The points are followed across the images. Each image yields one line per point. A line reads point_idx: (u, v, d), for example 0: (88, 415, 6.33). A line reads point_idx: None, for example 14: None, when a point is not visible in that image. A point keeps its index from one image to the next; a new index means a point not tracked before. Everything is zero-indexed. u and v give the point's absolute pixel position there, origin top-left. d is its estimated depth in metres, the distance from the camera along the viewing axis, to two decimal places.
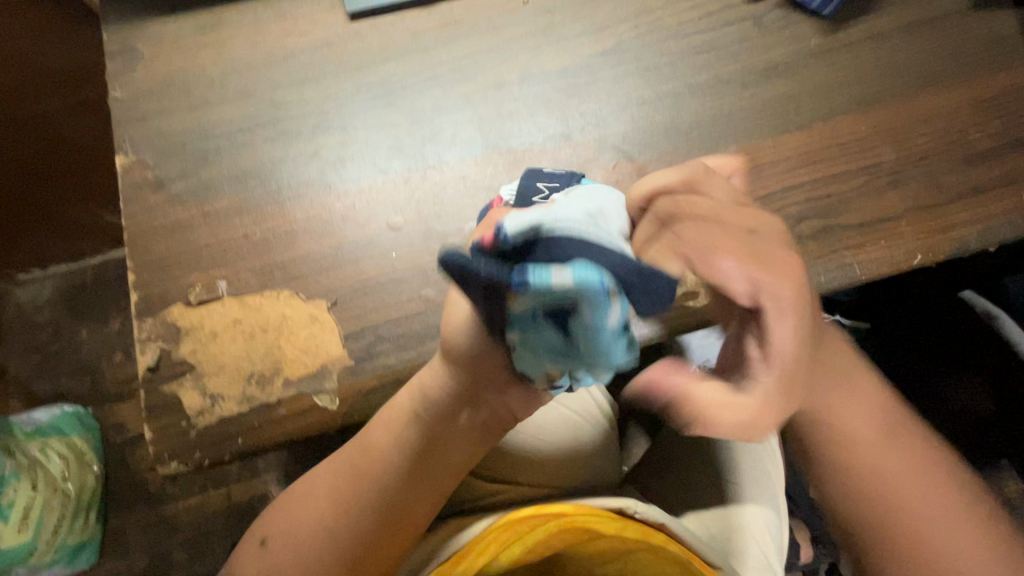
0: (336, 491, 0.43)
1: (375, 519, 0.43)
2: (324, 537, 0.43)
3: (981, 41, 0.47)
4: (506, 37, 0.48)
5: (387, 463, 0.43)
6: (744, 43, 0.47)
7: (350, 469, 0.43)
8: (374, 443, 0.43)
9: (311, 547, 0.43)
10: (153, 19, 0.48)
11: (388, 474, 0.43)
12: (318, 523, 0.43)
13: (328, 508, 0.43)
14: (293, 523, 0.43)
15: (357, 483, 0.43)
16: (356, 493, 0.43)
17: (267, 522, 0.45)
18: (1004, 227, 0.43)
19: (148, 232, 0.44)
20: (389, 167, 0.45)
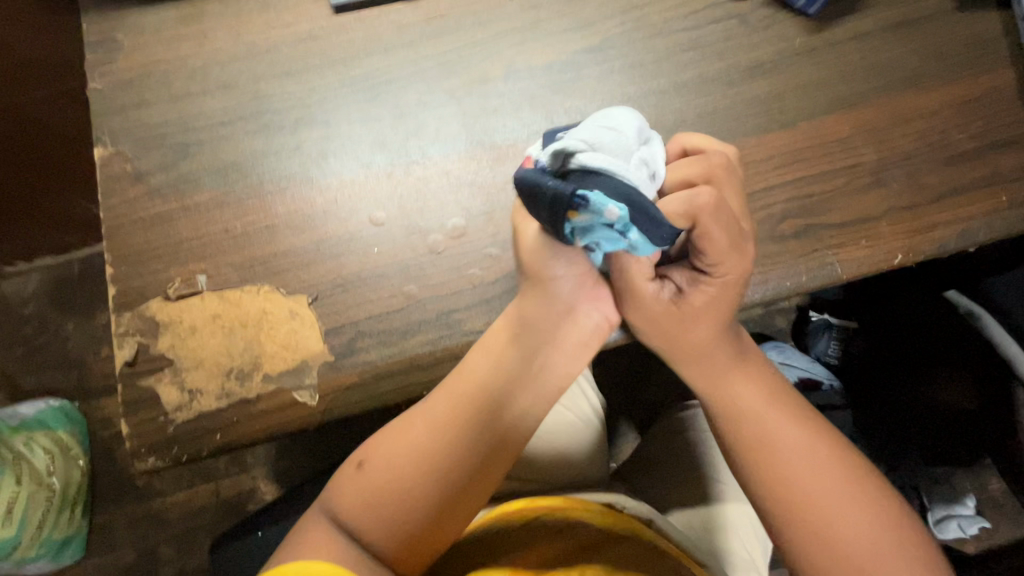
0: (432, 423, 0.40)
1: (472, 450, 0.39)
2: (418, 473, 0.38)
3: (965, 42, 0.47)
4: (491, 32, 0.48)
5: (486, 390, 0.40)
6: (730, 42, 0.47)
7: (449, 398, 0.40)
8: (476, 367, 0.40)
9: (402, 484, 0.38)
10: (133, 9, 0.47)
11: (489, 402, 0.40)
12: (414, 458, 0.39)
13: (422, 442, 0.39)
14: (384, 459, 0.39)
15: (456, 413, 0.40)
16: (453, 423, 0.40)
17: (352, 461, 0.40)
18: (984, 227, 0.43)
19: (127, 226, 0.43)
20: (372, 162, 0.45)
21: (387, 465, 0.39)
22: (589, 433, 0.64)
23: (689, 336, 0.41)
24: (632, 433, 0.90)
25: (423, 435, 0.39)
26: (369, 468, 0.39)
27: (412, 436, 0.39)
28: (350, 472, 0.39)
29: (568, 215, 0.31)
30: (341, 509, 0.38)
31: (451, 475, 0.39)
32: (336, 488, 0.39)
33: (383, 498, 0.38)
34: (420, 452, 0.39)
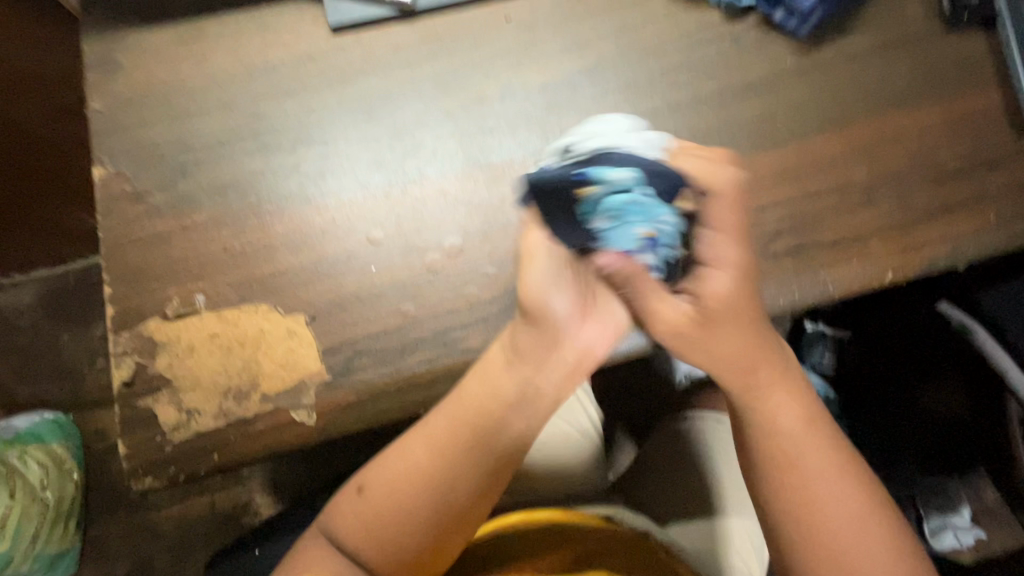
0: (427, 451, 0.40)
1: (466, 477, 0.40)
2: (414, 500, 0.40)
3: (952, 63, 0.48)
4: (488, 53, 0.49)
5: (479, 420, 0.40)
6: (721, 63, 0.48)
7: (441, 426, 0.40)
8: (469, 396, 0.40)
9: (399, 509, 0.39)
10: (134, 29, 0.48)
11: (482, 432, 0.40)
12: (408, 484, 0.40)
13: (416, 469, 0.40)
14: (382, 483, 0.40)
15: (446, 441, 0.40)
16: (445, 452, 0.40)
17: (354, 482, 0.42)
18: (972, 245, 0.44)
19: (126, 245, 0.43)
20: (370, 181, 0.46)
21: (383, 491, 0.40)
22: (586, 445, 0.64)
23: (726, 355, 0.40)
24: (629, 445, 0.90)
25: (417, 462, 0.40)
26: (367, 492, 0.40)
27: (407, 463, 0.40)
28: (352, 495, 0.41)
29: (578, 192, 0.36)
30: (345, 529, 0.40)
31: (445, 502, 0.40)
32: (338, 506, 0.41)
33: (382, 522, 0.40)
34: (414, 479, 0.40)
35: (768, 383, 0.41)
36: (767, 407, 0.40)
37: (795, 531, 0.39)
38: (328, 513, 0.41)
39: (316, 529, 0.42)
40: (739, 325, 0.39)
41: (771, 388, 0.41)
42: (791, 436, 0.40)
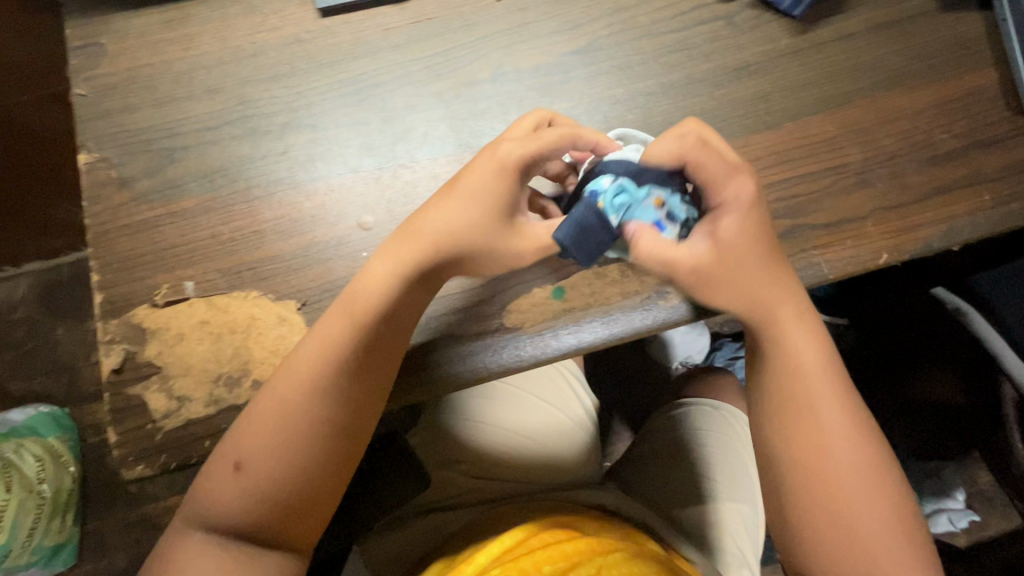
0: (294, 405, 0.37)
1: (348, 408, 0.38)
2: (297, 449, 0.37)
3: (948, 43, 0.47)
4: (478, 35, 0.48)
5: (357, 343, 0.38)
6: (715, 44, 0.47)
7: (312, 358, 0.37)
8: (340, 319, 0.38)
9: (280, 460, 0.37)
10: (118, 13, 0.47)
11: (364, 353, 0.38)
12: (281, 433, 0.37)
13: (288, 414, 0.37)
14: (254, 445, 0.37)
15: (317, 375, 0.37)
16: (321, 387, 0.37)
17: (223, 455, 0.37)
18: (967, 226, 0.44)
19: (112, 232, 0.43)
20: (360, 166, 0.45)
21: (256, 454, 0.37)
22: (579, 434, 0.66)
23: (729, 304, 0.41)
24: (626, 432, 0.91)
25: (286, 406, 0.37)
26: (246, 467, 0.37)
27: (277, 411, 0.37)
28: (228, 471, 0.37)
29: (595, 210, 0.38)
30: (219, 505, 0.37)
31: (334, 434, 0.38)
32: (205, 480, 0.38)
33: (267, 483, 0.37)
34: (290, 426, 0.37)
35: (796, 341, 0.42)
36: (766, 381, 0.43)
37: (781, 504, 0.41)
38: (200, 490, 0.38)
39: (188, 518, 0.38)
40: (762, 261, 0.40)
41: (801, 354, 0.42)
42: (820, 418, 0.41)
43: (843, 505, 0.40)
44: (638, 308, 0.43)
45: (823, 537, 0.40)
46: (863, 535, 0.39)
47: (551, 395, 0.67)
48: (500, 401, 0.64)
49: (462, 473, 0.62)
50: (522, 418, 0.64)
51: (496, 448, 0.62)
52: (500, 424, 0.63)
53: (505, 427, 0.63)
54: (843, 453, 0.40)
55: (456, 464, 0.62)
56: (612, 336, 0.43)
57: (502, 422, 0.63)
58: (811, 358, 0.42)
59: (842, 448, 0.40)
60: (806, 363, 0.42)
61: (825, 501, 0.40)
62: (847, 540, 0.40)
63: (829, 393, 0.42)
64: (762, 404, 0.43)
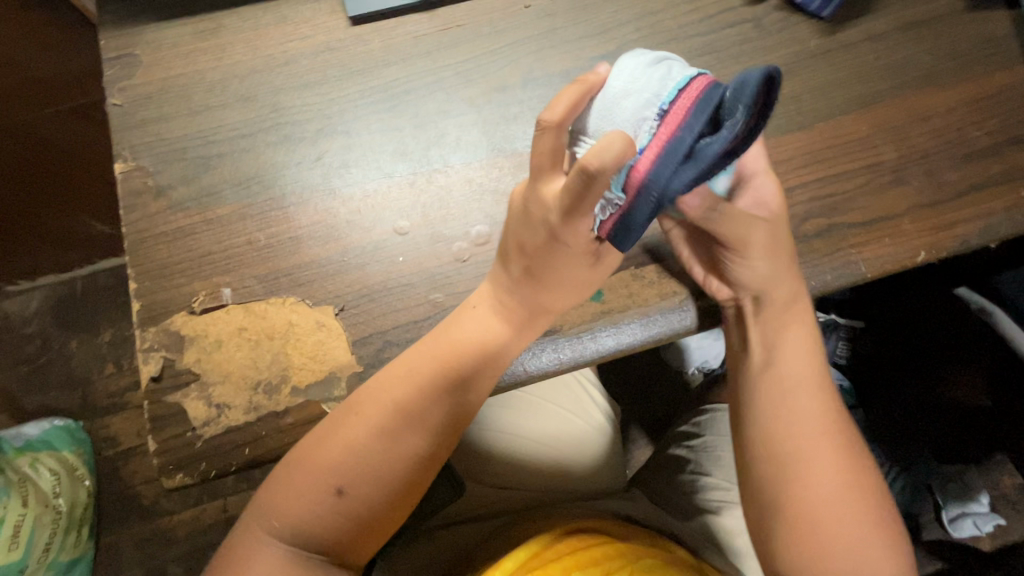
0: (358, 425, 0.38)
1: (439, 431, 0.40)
2: (391, 463, 0.38)
3: (976, 41, 0.47)
4: (508, 41, 0.48)
5: (459, 368, 0.39)
6: (744, 46, 0.48)
7: (413, 383, 0.39)
8: (439, 345, 0.39)
9: (373, 485, 0.38)
10: (150, 24, 0.47)
11: (459, 384, 0.40)
12: (378, 458, 0.38)
13: (381, 440, 0.38)
14: (326, 460, 0.37)
15: (411, 401, 0.39)
16: (417, 413, 0.39)
17: (315, 479, 0.37)
18: (1004, 223, 0.44)
19: (149, 240, 0.43)
20: (394, 171, 0.45)
21: (317, 465, 0.37)
22: (602, 437, 0.66)
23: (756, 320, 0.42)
24: (643, 440, 0.90)
25: (379, 425, 0.38)
26: (306, 476, 0.37)
27: (373, 437, 0.38)
28: (324, 495, 0.37)
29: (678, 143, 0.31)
30: (303, 530, 0.37)
31: (419, 459, 0.40)
32: (289, 507, 0.37)
33: (362, 505, 0.38)
34: (383, 453, 0.38)
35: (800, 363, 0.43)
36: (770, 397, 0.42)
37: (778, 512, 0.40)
38: (279, 513, 0.37)
39: (261, 532, 0.37)
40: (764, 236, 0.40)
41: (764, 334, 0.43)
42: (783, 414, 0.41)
43: (816, 499, 0.39)
44: (677, 309, 0.43)
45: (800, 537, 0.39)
46: (831, 526, 0.39)
47: (573, 402, 0.66)
48: (522, 410, 0.64)
49: (490, 484, 0.61)
50: (542, 424, 0.64)
51: (524, 456, 0.62)
52: (525, 434, 0.63)
53: (528, 434, 0.63)
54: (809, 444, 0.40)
55: (484, 475, 0.61)
56: (648, 339, 0.43)
57: (523, 429, 0.63)
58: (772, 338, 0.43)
59: (807, 442, 0.40)
60: (789, 351, 0.43)
61: (797, 499, 0.39)
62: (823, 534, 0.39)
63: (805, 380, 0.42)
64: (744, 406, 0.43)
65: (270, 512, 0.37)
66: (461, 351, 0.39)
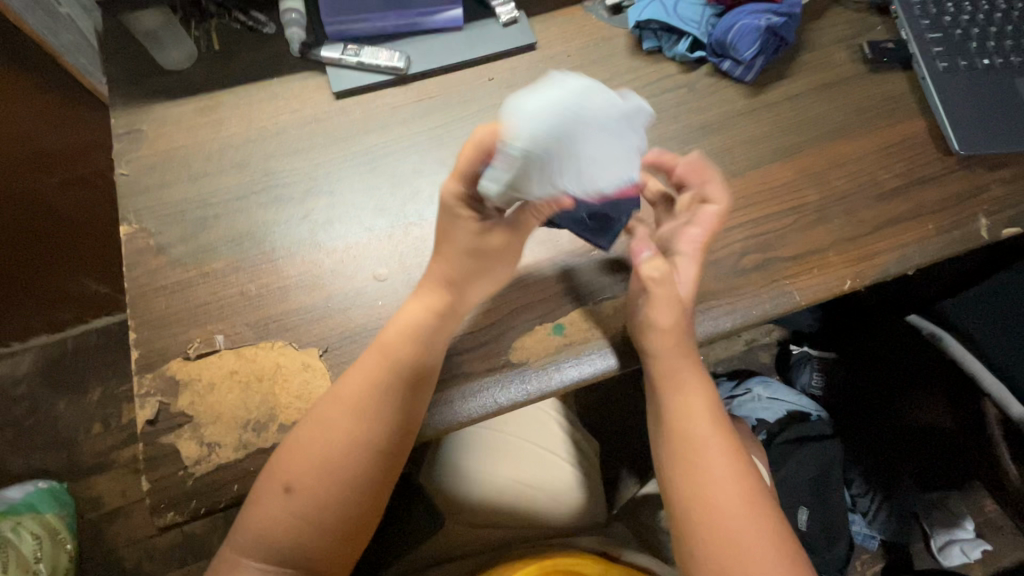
0: (315, 435, 0.41)
1: (388, 443, 0.42)
2: (337, 474, 0.41)
3: (880, 98, 0.55)
4: (475, 109, 0.55)
5: (394, 366, 0.42)
6: (682, 107, 0.55)
7: (357, 385, 0.42)
8: (380, 359, 0.42)
9: (326, 492, 0.41)
10: (156, 103, 0.53)
11: (398, 389, 0.42)
12: (324, 465, 0.41)
13: (326, 444, 0.41)
14: (297, 472, 0.40)
15: (362, 404, 0.42)
16: (366, 418, 0.42)
17: (271, 482, 0.41)
18: (917, 253, 0.49)
19: (149, 294, 0.47)
20: (374, 225, 0.50)
21: (282, 470, 0.41)
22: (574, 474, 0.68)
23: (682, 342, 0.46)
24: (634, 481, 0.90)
25: (329, 435, 0.41)
26: (272, 482, 0.41)
27: (320, 441, 0.41)
28: (277, 497, 0.40)
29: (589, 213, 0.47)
30: (261, 532, 0.41)
31: (366, 464, 0.42)
32: (254, 513, 0.41)
33: (312, 509, 0.41)
34: (328, 458, 0.41)
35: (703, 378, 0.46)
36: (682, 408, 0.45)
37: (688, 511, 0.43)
38: (245, 517, 0.41)
39: (242, 549, 0.41)
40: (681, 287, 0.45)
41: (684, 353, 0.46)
42: (692, 431, 0.45)
43: (717, 498, 0.43)
44: (601, 350, 0.47)
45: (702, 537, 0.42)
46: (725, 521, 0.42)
47: (543, 437, 0.70)
48: (492, 450, 0.67)
49: (464, 524, 0.62)
50: (515, 464, 0.66)
51: (498, 496, 0.64)
52: (497, 474, 0.65)
53: (501, 473, 0.66)
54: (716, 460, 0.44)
55: (458, 516, 0.63)
56: (590, 373, 0.46)
57: (495, 469, 0.65)
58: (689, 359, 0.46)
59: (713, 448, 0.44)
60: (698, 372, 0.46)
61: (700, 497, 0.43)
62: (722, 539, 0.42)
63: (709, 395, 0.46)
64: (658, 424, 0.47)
65: (244, 526, 0.41)
66: (408, 372, 0.42)
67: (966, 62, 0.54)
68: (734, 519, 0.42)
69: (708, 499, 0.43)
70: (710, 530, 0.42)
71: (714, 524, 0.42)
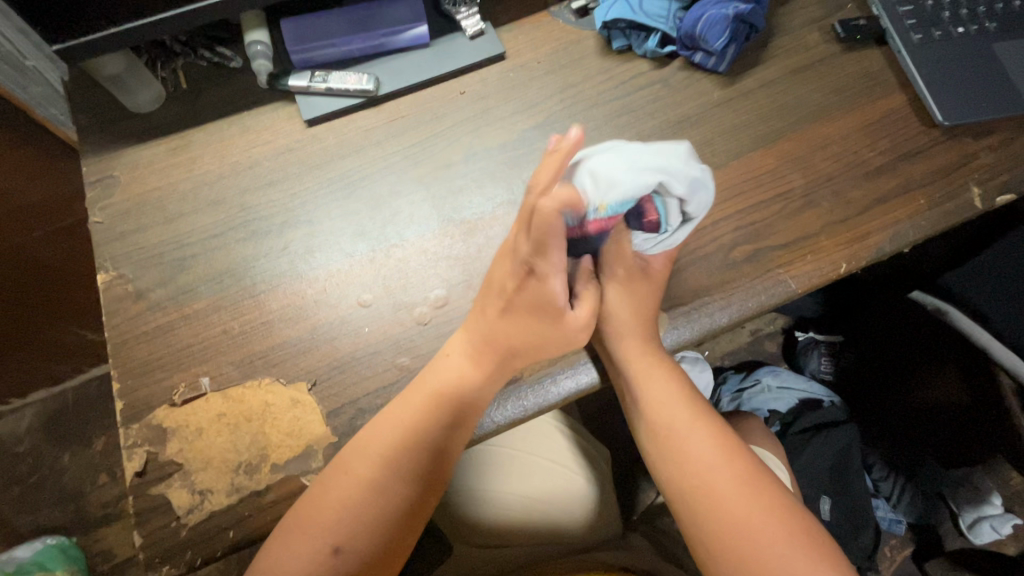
0: (357, 483, 0.41)
1: (427, 480, 0.43)
2: (382, 517, 0.42)
3: (856, 75, 0.54)
4: (448, 124, 0.54)
5: (438, 412, 0.43)
6: (657, 103, 0.54)
7: (393, 427, 0.42)
8: (418, 399, 0.42)
9: (368, 535, 0.41)
10: (127, 147, 0.53)
11: (441, 428, 0.43)
12: (369, 514, 0.41)
13: (381, 494, 0.42)
14: (345, 525, 0.40)
15: (400, 446, 0.42)
16: (406, 459, 0.42)
17: (313, 543, 0.40)
18: (910, 229, 0.48)
19: (131, 341, 0.46)
20: (355, 251, 0.49)
21: (328, 525, 0.40)
22: (589, 486, 0.66)
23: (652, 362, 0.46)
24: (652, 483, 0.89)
25: (372, 481, 0.41)
26: (324, 537, 0.40)
27: (355, 492, 0.41)
28: (324, 556, 0.40)
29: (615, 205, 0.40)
30: None
31: (405, 509, 0.43)
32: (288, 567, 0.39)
33: (360, 560, 0.41)
34: (369, 506, 0.41)
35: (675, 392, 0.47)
36: (662, 426, 0.46)
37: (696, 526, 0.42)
38: None
39: None
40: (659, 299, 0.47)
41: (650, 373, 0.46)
42: (678, 448, 0.45)
43: (719, 506, 0.42)
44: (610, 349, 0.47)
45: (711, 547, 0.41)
46: (732, 526, 0.41)
47: (553, 449, 0.68)
48: (501, 466, 0.64)
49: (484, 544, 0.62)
50: (527, 478, 0.64)
51: (512, 514, 0.62)
52: (508, 489, 0.63)
53: (512, 488, 0.63)
54: (707, 472, 0.43)
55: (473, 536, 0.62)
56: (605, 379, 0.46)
57: (508, 484, 0.63)
58: (660, 380, 0.46)
59: (699, 457, 0.44)
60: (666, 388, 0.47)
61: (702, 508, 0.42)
62: (732, 546, 0.40)
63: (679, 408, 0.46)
64: (641, 440, 0.48)
65: None
66: (446, 405, 0.43)
67: (941, 32, 0.53)
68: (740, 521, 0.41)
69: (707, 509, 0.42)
70: (718, 540, 0.41)
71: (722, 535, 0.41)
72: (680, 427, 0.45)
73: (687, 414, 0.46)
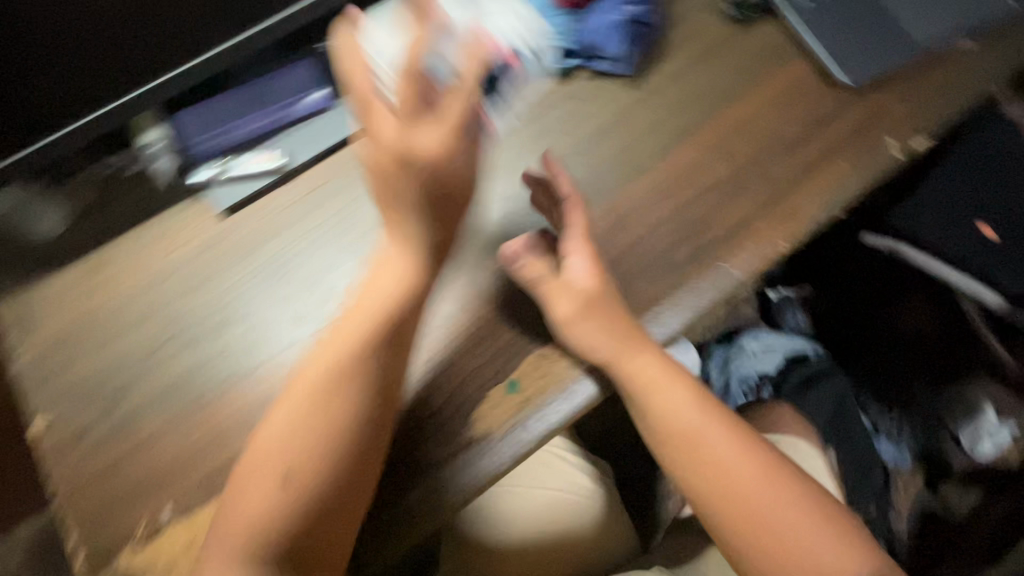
0: (268, 460, 0.38)
1: (345, 456, 0.38)
2: (295, 500, 0.37)
3: (757, 50, 0.54)
4: (368, 184, 0.53)
5: (346, 365, 0.39)
6: (570, 118, 0.53)
7: (302, 390, 0.39)
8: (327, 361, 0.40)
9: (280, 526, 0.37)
10: (39, 280, 0.50)
11: (351, 382, 0.39)
12: (279, 498, 0.37)
13: (289, 471, 0.38)
14: (252, 511, 0.37)
15: (308, 409, 0.39)
16: (314, 422, 0.38)
17: (224, 543, 0.37)
18: (839, 193, 0.48)
19: (81, 486, 0.43)
20: (298, 337, 0.48)
21: (240, 517, 0.37)
22: (595, 502, 0.65)
23: (641, 361, 0.44)
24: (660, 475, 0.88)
25: (281, 454, 0.38)
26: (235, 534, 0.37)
27: (265, 470, 0.38)
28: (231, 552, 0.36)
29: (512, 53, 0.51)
30: None
31: (325, 500, 0.37)
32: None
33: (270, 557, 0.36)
34: (279, 490, 0.37)
35: (677, 390, 0.44)
36: (671, 429, 0.43)
37: (721, 522, 0.42)
38: None
39: None
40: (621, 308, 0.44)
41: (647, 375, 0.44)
42: (695, 449, 0.43)
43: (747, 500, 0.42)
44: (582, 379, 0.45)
45: (742, 540, 0.41)
46: (756, 516, 0.41)
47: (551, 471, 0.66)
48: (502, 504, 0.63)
49: None
50: (532, 511, 0.63)
51: (526, 549, 0.62)
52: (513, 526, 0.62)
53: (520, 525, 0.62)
54: (729, 473, 0.42)
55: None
56: (577, 407, 0.45)
57: (514, 522, 0.62)
58: (660, 382, 0.44)
59: (719, 456, 0.42)
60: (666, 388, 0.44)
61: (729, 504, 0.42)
62: (760, 535, 0.41)
63: (687, 406, 0.44)
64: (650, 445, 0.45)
65: None
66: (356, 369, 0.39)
67: None
68: (763, 509, 0.41)
69: (730, 504, 0.42)
70: (745, 534, 0.41)
71: (750, 526, 0.41)
72: (691, 426, 0.43)
73: (695, 412, 0.44)
